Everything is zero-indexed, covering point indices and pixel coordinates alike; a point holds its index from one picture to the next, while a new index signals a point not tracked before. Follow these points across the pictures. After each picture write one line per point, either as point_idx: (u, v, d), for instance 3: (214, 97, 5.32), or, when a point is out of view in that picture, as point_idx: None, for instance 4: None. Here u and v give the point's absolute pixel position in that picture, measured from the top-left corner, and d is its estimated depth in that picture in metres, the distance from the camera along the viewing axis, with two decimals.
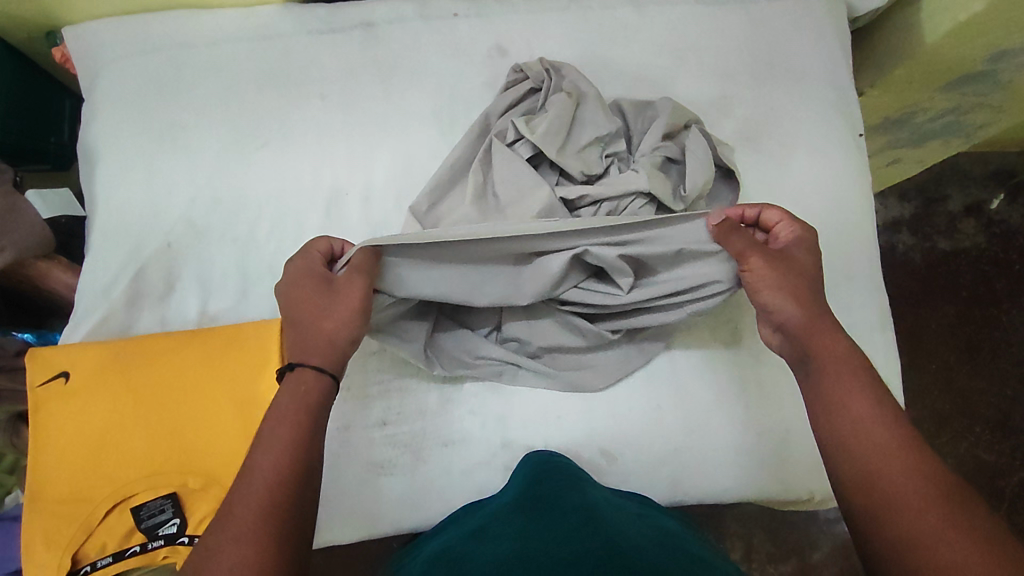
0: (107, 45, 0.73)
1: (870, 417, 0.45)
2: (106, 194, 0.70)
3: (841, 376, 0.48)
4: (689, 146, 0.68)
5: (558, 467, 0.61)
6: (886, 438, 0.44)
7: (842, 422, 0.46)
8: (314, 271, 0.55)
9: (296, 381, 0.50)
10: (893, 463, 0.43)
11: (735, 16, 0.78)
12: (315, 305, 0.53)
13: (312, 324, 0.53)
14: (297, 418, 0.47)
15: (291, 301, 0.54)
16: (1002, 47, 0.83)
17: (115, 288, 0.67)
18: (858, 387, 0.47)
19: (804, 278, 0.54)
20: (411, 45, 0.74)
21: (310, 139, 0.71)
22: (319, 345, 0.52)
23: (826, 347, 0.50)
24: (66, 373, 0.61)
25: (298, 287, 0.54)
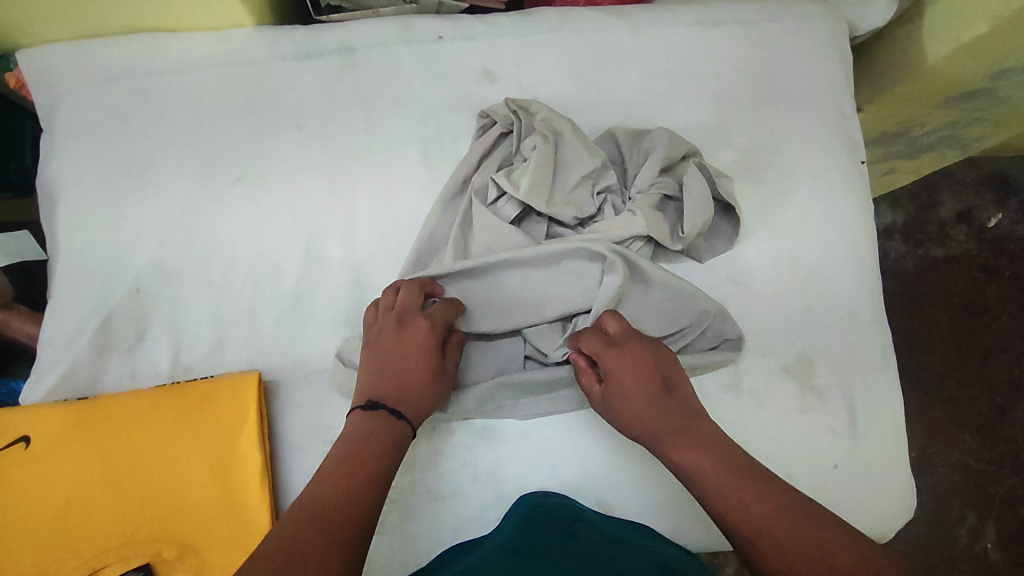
0: (65, 73, 0.67)
1: (705, 470, 0.49)
2: (68, 236, 0.65)
3: (716, 480, 0.48)
4: (687, 179, 0.66)
5: (554, 506, 0.60)
6: (726, 481, 0.48)
7: (698, 492, 0.49)
8: (435, 340, 0.58)
9: (389, 429, 0.53)
10: (736, 503, 0.47)
11: (733, 39, 0.74)
12: (426, 371, 0.57)
13: (418, 390, 0.56)
14: (382, 448, 0.52)
15: (397, 357, 0.57)
16: (1006, 65, 0.80)
17: (81, 338, 0.62)
18: (689, 438, 0.52)
19: (643, 395, 0.55)
20: (393, 70, 0.70)
21: (287, 173, 0.67)
22: (419, 408, 0.56)
23: (668, 424, 0.53)
24: (26, 438, 0.57)
25: (411, 346, 0.57)
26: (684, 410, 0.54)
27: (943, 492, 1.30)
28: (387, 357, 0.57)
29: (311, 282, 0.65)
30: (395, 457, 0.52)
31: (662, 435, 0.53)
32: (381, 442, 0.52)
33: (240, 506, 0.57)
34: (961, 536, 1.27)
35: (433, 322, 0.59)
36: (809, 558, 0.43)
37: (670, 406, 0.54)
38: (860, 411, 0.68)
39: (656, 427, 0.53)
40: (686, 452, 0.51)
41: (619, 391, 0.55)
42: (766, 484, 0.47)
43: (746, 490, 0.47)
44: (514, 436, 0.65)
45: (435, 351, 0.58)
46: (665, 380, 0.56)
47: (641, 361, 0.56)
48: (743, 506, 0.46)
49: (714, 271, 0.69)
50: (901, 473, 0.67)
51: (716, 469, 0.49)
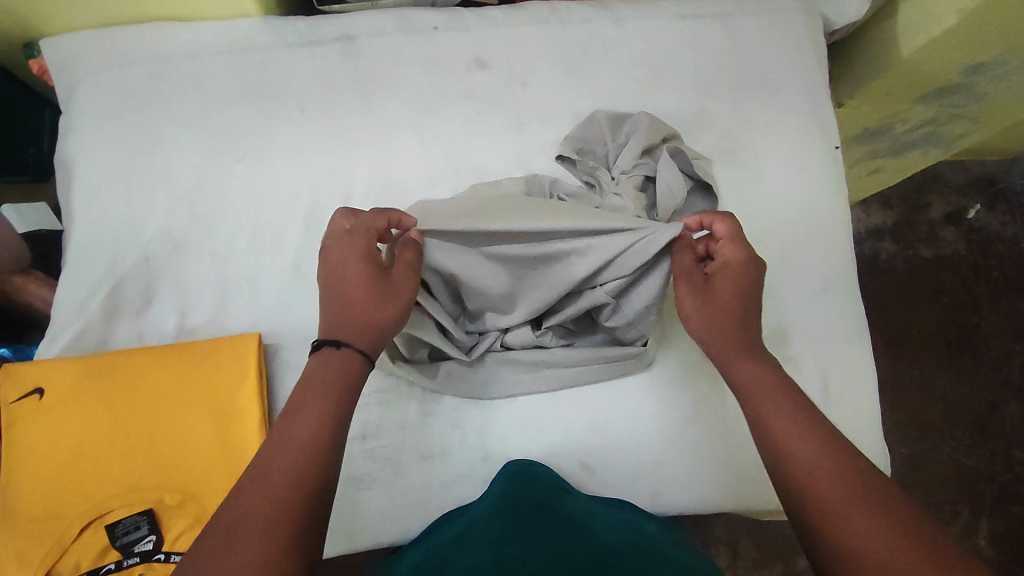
0: (84, 57, 0.72)
1: (762, 386, 0.52)
2: (83, 208, 0.69)
3: (766, 395, 0.52)
4: (663, 162, 0.69)
5: (541, 475, 0.62)
6: (771, 397, 0.51)
7: (750, 405, 0.52)
8: (367, 254, 0.55)
9: (334, 363, 0.50)
10: (768, 412, 0.50)
11: (712, 32, 0.79)
12: (361, 288, 0.54)
13: (357, 308, 0.53)
14: (327, 396, 0.48)
15: (334, 279, 0.54)
16: (976, 60, 0.84)
17: (93, 302, 0.66)
18: (753, 358, 0.55)
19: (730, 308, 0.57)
20: (391, 58, 0.75)
21: (290, 152, 0.71)
22: (363, 330, 0.53)
23: (739, 342, 0.55)
24: (41, 389, 0.60)
25: (345, 264, 0.54)
26: (753, 338, 0.56)
27: (935, 487, 1.31)
28: (327, 284, 0.55)
29: (309, 252, 0.69)
30: (348, 396, 0.49)
31: (732, 342, 0.55)
32: (326, 390, 0.49)
33: (239, 457, 0.60)
34: (953, 532, 1.28)
35: (369, 237, 0.56)
36: (829, 473, 0.45)
37: (747, 322, 0.57)
38: (834, 381, 0.70)
39: (729, 337, 0.56)
40: (748, 365, 0.54)
41: (717, 288, 0.57)
42: (809, 412, 0.50)
43: (798, 413, 0.49)
44: (500, 400, 0.68)
45: (370, 262, 0.55)
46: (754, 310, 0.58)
47: (750, 272, 0.58)
48: (787, 418, 0.49)
49: None
50: (873, 440, 0.69)
51: (772, 386, 0.52)
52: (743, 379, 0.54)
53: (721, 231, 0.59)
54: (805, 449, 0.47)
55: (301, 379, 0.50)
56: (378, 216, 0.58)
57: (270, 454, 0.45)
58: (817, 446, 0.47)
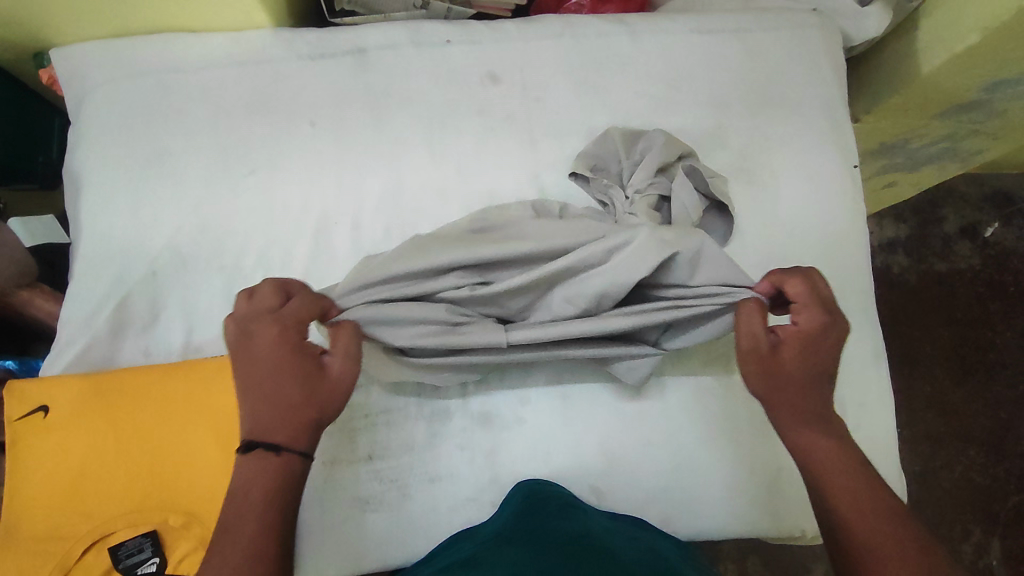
0: (94, 68, 0.72)
1: (828, 459, 0.49)
2: (90, 221, 0.69)
3: (832, 471, 0.48)
4: (678, 181, 0.67)
5: (553, 493, 0.61)
6: (850, 479, 0.48)
7: (813, 478, 0.49)
8: (296, 347, 0.49)
9: (267, 462, 0.46)
10: (856, 503, 0.46)
11: (728, 49, 0.78)
12: (294, 387, 0.48)
13: (296, 409, 0.48)
14: (262, 503, 0.46)
15: (253, 377, 0.49)
16: (998, 78, 0.83)
17: (99, 317, 0.65)
18: (825, 431, 0.50)
19: (800, 378, 0.51)
20: (402, 72, 0.74)
21: (300, 166, 0.71)
22: (301, 428, 0.48)
23: (812, 412, 0.51)
24: (45, 407, 0.60)
25: (267, 364, 0.48)
26: (824, 402, 0.52)
27: (946, 505, 1.29)
28: (245, 377, 0.49)
29: (318, 268, 0.68)
30: (294, 485, 0.47)
31: (796, 411, 0.51)
32: (263, 497, 0.46)
33: None
34: (965, 551, 1.26)
35: (285, 323, 0.50)
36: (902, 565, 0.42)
37: (819, 389, 0.52)
38: (851, 406, 0.69)
39: (795, 403, 0.51)
40: (818, 440, 0.50)
41: (789, 354, 0.52)
42: (879, 494, 0.47)
43: (864, 494, 0.47)
44: (510, 422, 0.67)
45: (301, 356, 0.49)
46: (828, 370, 0.52)
47: (821, 346, 0.52)
48: (854, 498, 0.46)
49: None
50: (890, 468, 0.68)
51: (848, 466, 0.48)
52: (814, 457, 0.49)
53: (823, 291, 0.53)
54: (895, 554, 0.43)
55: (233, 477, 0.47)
56: (308, 297, 0.52)
57: (221, 557, 0.43)
58: (888, 530, 0.44)
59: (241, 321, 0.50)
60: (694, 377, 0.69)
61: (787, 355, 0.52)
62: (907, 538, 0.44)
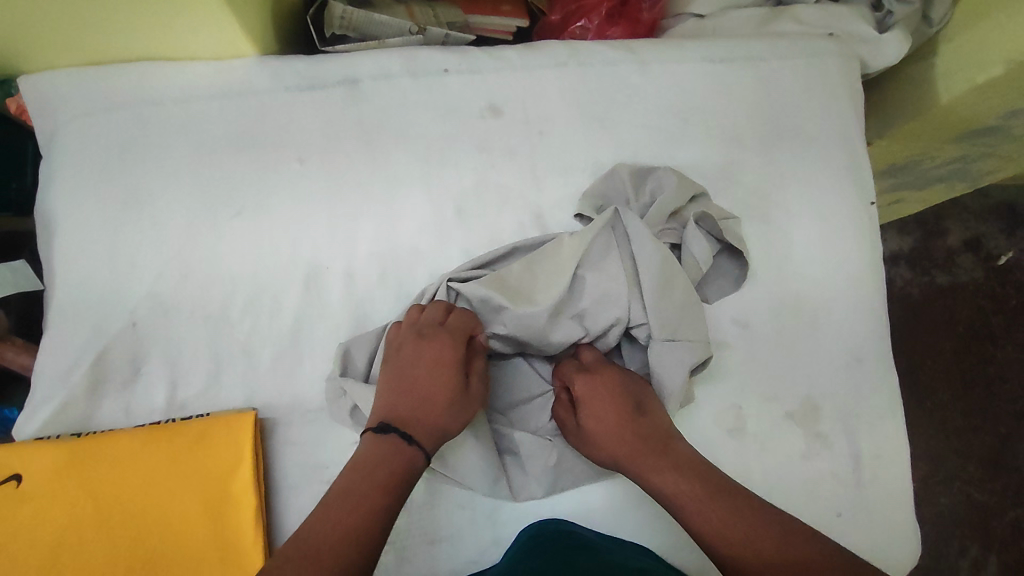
0: (66, 100, 0.67)
1: (678, 489, 0.50)
2: (66, 266, 0.64)
3: (686, 497, 0.50)
4: (691, 232, 0.64)
5: (558, 537, 0.58)
6: (697, 497, 0.49)
7: (676, 512, 0.50)
8: (457, 361, 0.55)
9: (396, 452, 0.50)
10: (714, 516, 0.48)
11: (741, 78, 0.74)
12: (445, 392, 0.54)
13: (436, 411, 0.53)
14: (389, 487, 0.48)
15: (416, 377, 0.54)
16: (1017, 106, 0.80)
17: (75, 373, 0.61)
18: (666, 460, 0.53)
19: (620, 420, 0.56)
20: (398, 103, 0.69)
21: (288, 205, 0.66)
22: (433, 434, 0.52)
23: (649, 446, 0.54)
24: (18, 477, 0.56)
25: (433, 368, 0.54)
26: (657, 430, 0.55)
27: (945, 523, 1.28)
28: (403, 376, 0.54)
29: (310, 316, 0.65)
30: (406, 487, 0.49)
31: (642, 454, 0.54)
32: (387, 478, 0.48)
33: (235, 548, 0.56)
34: (962, 569, 1.26)
35: (455, 337, 0.56)
36: (765, 556, 0.44)
37: (642, 421, 0.56)
38: (866, 459, 0.67)
39: (631, 452, 0.54)
40: (665, 476, 0.52)
41: (590, 414, 0.57)
42: (730, 494, 0.49)
43: (716, 502, 0.48)
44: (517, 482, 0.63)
45: (455, 369, 0.55)
46: (639, 400, 0.57)
47: (611, 391, 0.57)
48: (708, 512, 0.48)
49: (720, 313, 0.68)
50: (905, 524, 0.66)
51: (692, 487, 0.50)
52: (671, 498, 0.51)
53: (585, 360, 0.61)
54: (758, 545, 0.45)
55: (358, 460, 0.49)
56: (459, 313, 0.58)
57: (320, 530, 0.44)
58: (740, 518, 0.47)
59: (419, 334, 0.56)
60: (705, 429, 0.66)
61: (589, 418, 0.57)
62: (755, 523, 0.46)
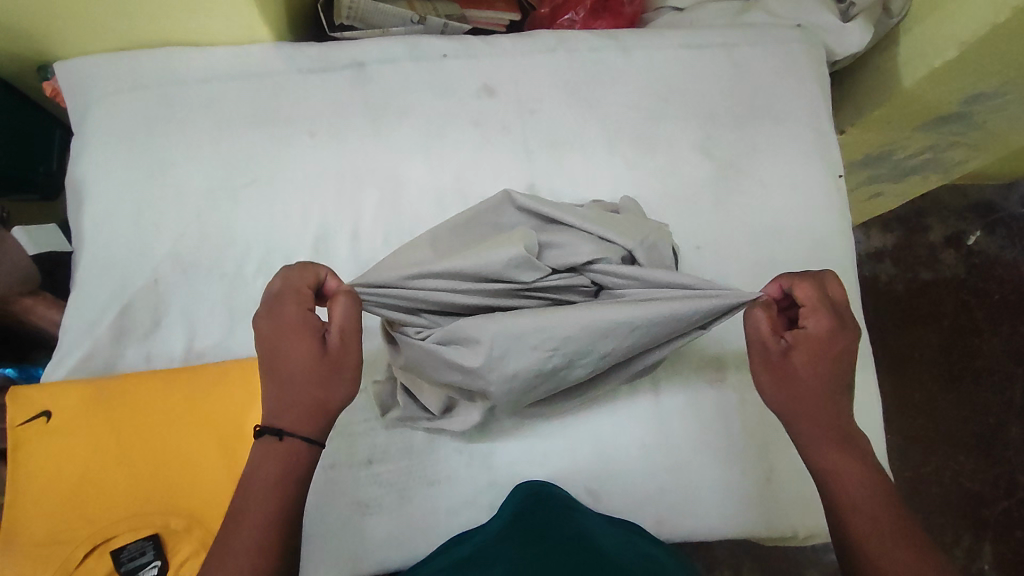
0: (98, 82, 0.73)
1: (855, 484, 0.50)
2: (93, 230, 0.70)
3: (855, 494, 0.50)
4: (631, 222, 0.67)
5: (549, 493, 0.62)
6: (870, 502, 0.49)
7: (839, 496, 0.50)
8: (310, 327, 0.51)
9: (276, 455, 0.49)
10: (884, 526, 0.48)
11: (716, 63, 0.80)
12: (305, 367, 0.50)
13: (302, 391, 0.50)
14: (273, 495, 0.48)
15: (277, 357, 0.51)
16: (976, 90, 0.85)
17: (100, 325, 0.66)
18: (849, 452, 0.52)
19: (812, 385, 0.53)
20: (401, 85, 0.76)
21: (300, 175, 0.72)
22: (309, 414, 0.50)
23: (835, 428, 0.53)
24: (48, 413, 0.60)
25: (288, 343, 0.50)
26: (843, 410, 0.53)
27: (937, 512, 1.29)
28: (266, 358, 0.51)
29: None
30: (298, 484, 0.49)
31: (823, 432, 0.53)
32: (272, 487, 0.48)
33: None
34: (956, 557, 1.26)
35: (301, 302, 0.51)
36: None
37: (838, 400, 0.53)
38: None
39: (813, 420, 0.53)
40: (845, 463, 0.51)
41: (805, 366, 0.53)
42: (902, 516, 0.48)
43: (887, 516, 0.48)
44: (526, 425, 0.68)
45: (311, 335, 0.50)
46: (848, 374, 0.54)
47: (833, 354, 0.53)
48: (877, 520, 0.48)
49: (699, 273, 0.73)
50: None
51: (869, 490, 0.50)
52: (838, 479, 0.51)
53: (831, 295, 0.54)
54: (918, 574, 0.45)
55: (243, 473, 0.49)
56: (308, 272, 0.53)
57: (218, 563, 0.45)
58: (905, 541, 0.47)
59: (269, 305, 0.52)
60: (686, 381, 0.70)
61: (795, 366, 0.53)
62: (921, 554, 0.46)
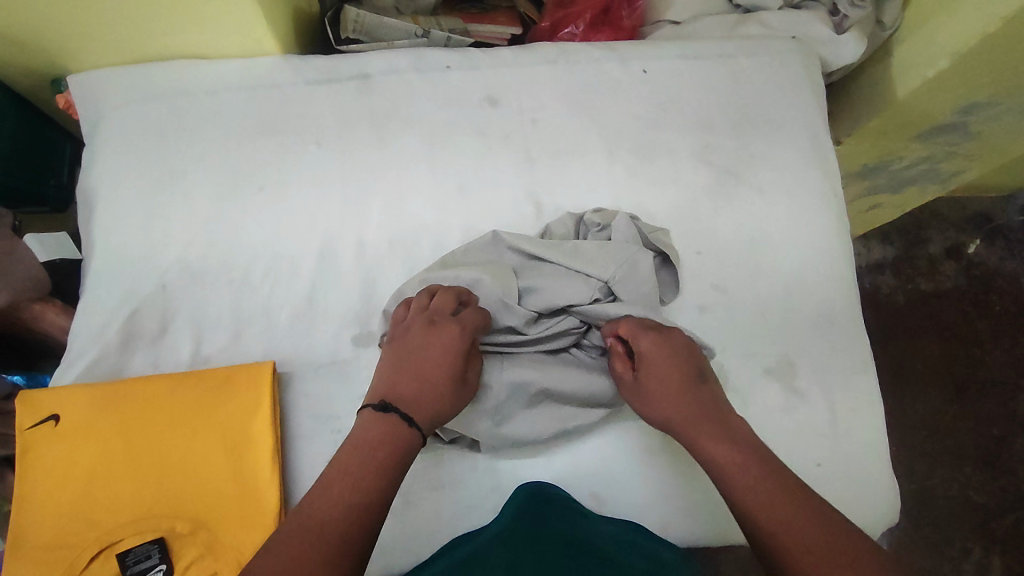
0: (111, 94, 0.75)
1: (728, 459, 0.54)
2: (103, 238, 0.71)
3: (730, 467, 0.54)
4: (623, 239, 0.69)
5: (553, 498, 0.62)
6: (746, 470, 0.53)
7: (720, 478, 0.54)
8: (459, 352, 0.61)
9: (396, 433, 0.55)
10: (760, 487, 0.51)
11: (713, 74, 0.82)
12: (445, 381, 0.59)
13: (430, 397, 0.58)
14: (385, 463, 0.53)
15: (422, 366, 0.60)
16: (970, 100, 0.87)
17: (109, 330, 0.67)
18: (720, 431, 0.57)
19: (672, 389, 0.60)
20: (405, 96, 0.77)
21: (307, 183, 0.73)
22: (430, 418, 0.58)
23: (702, 414, 0.58)
24: (56, 416, 0.61)
25: (437, 357, 0.60)
26: (709, 399, 0.60)
27: (945, 525, 1.27)
28: (410, 361, 0.60)
29: (324, 282, 0.71)
30: (403, 466, 0.55)
31: (693, 424, 0.58)
32: (389, 457, 0.54)
33: (251, 485, 0.60)
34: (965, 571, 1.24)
35: (454, 327, 0.61)
36: (806, 539, 0.47)
37: (698, 393, 0.60)
38: (842, 412, 0.71)
39: (682, 417, 0.59)
40: (715, 443, 0.56)
41: (652, 375, 0.61)
42: (780, 475, 0.52)
43: (762, 477, 0.52)
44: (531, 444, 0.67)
45: (456, 359, 0.60)
46: (699, 371, 0.62)
47: (676, 358, 0.61)
48: (754, 484, 0.52)
49: (699, 278, 0.74)
50: (882, 473, 0.69)
51: (742, 459, 0.54)
52: (716, 461, 0.55)
53: (649, 321, 0.64)
54: (799, 525, 0.48)
55: (359, 434, 0.55)
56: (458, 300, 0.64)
57: (325, 503, 0.49)
58: (784, 498, 0.50)
59: (423, 320, 0.62)
60: None
61: (645, 381, 0.61)
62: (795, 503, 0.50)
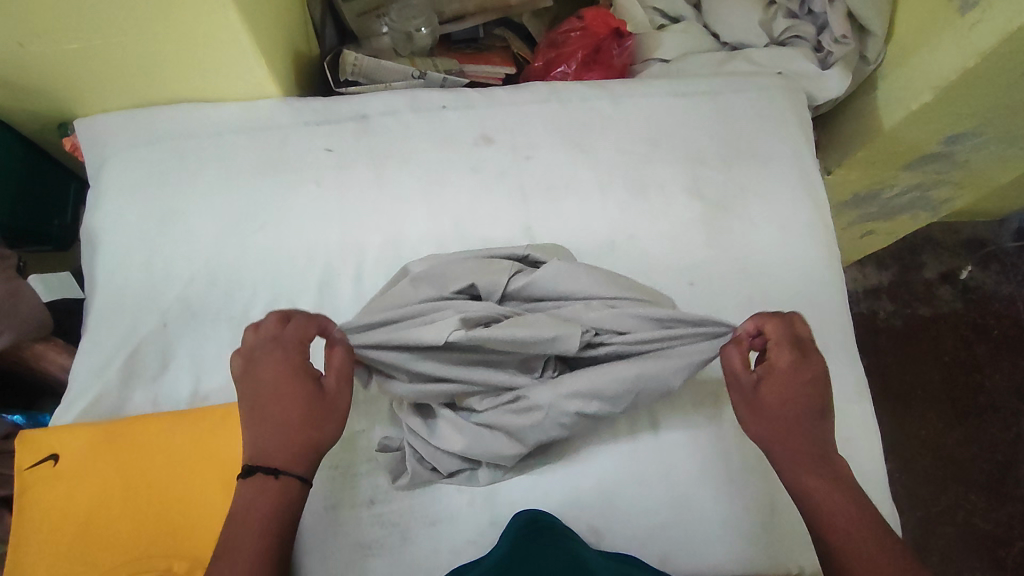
0: (115, 136, 0.77)
1: (832, 505, 0.51)
2: (106, 277, 0.72)
3: (831, 516, 0.50)
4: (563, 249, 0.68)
5: (551, 525, 0.62)
6: (847, 521, 0.50)
7: (816, 517, 0.51)
8: (301, 372, 0.53)
9: (266, 492, 0.50)
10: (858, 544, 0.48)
11: (702, 110, 0.84)
12: (299, 410, 0.52)
13: (291, 435, 0.52)
14: (262, 531, 0.50)
15: (265, 405, 0.52)
16: (956, 131, 0.89)
17: (109, 369, 0.68)
18: (826, 471, 0.52)
19: (786, 412, 0.54)
20: (402, 135, 0.80)
21: (306, 221, 0.75)
22: (303, 453, 0.52)
23: (811, 448, 0.53)
24: (55, 456, 0.61)
25: (279, 389, 0.53)
26: (820, 431, 0.54)
27: (953, 553, 1.26)
28: (253, 405, 0.53)
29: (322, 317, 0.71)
30: (289, 520, 0.51)
31: (797, 453, 0.53)
32: (266, 523, 0.50)
33: None
34: None
35: (288, 351, 0.54)
36: None
37: (814, 423, 0.54)
38: (839, 441, 0.71)
39: (787, 443, 0.53)
40: (816, 478, 0.52)
41: (774, 393, 0.54)
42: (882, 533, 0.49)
43: (864, 533, 0.49)
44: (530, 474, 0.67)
45: (303, 380, 0.53)
46: (822, 397, 0.54)
47: (805, 382, 0.54)
48: (856, 539, 0.49)
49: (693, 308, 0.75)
50: (882, 504, 0.69)
51: (845, 509, 0.50)
52: (815, 498, 0.52)
53: (798, 333, 0.56)
54: None
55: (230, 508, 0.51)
56: (277, 320, 0.55)
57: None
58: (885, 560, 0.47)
59: (253, 355, 0.54)
60: (687, 415, 0.71)
61: (763, 394, 0.54)
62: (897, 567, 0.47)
